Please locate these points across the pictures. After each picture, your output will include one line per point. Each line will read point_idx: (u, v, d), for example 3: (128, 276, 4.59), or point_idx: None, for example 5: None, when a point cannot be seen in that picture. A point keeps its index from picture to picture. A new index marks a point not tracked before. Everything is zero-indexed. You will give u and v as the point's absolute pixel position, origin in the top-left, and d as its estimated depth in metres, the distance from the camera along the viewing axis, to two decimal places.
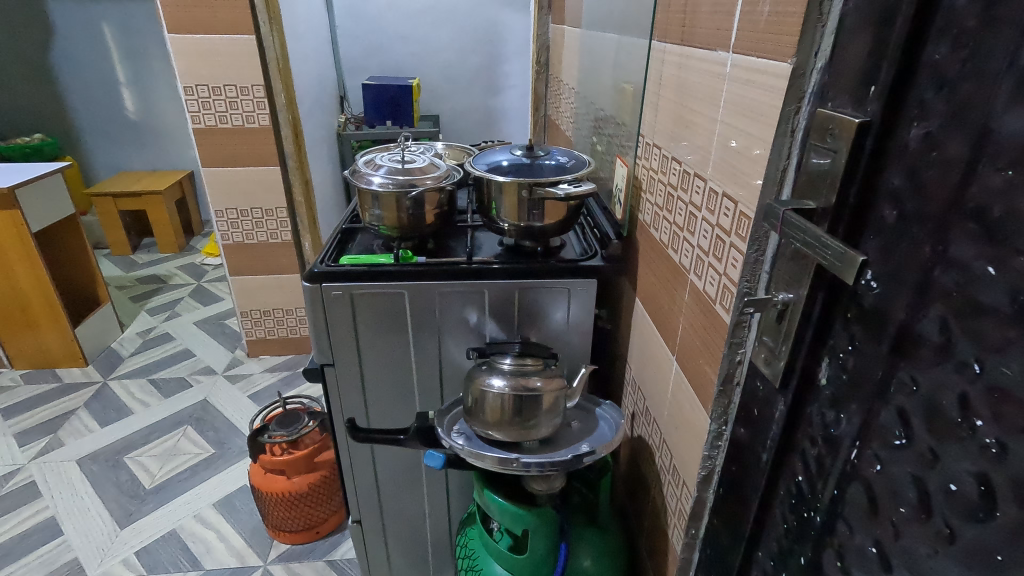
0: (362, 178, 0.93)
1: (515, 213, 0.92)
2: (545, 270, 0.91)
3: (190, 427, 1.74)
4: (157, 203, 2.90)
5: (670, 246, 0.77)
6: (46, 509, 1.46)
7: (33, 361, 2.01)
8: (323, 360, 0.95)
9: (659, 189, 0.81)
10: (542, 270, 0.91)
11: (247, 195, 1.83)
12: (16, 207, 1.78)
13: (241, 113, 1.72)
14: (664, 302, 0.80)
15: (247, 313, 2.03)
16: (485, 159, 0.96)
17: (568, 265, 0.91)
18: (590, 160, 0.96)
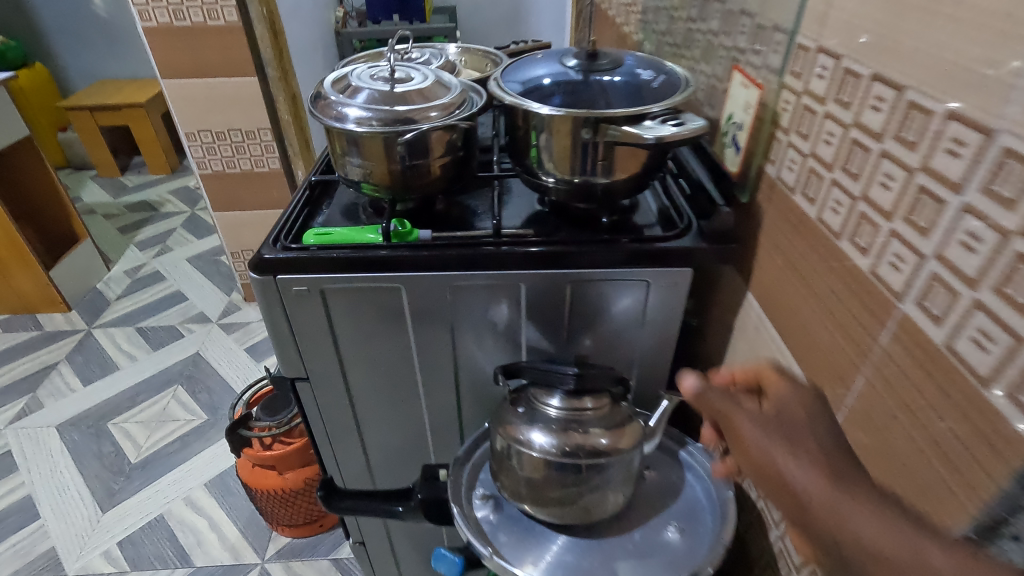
0: (330, 108, 0.60)
1: (569, 164, 0.59)
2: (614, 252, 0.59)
3: (181, 387, 1.55)
4: (141, 118, 2.58)
5: (844, 237, 0.44)
6: (22, 487, 1.30)
7: (11, 306, 1.82)
8: (292, 373, 0.67)
9: (828, 130, 0.46)
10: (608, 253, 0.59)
11: (223, 114, 1.50)
12: None
13: (201, 5, 1.33)
14: (815, 323, 0.48)
15: (239, 254, 1.77)
16: (520, 78, 0.63)
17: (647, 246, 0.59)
18: (688, 75, 0.60)
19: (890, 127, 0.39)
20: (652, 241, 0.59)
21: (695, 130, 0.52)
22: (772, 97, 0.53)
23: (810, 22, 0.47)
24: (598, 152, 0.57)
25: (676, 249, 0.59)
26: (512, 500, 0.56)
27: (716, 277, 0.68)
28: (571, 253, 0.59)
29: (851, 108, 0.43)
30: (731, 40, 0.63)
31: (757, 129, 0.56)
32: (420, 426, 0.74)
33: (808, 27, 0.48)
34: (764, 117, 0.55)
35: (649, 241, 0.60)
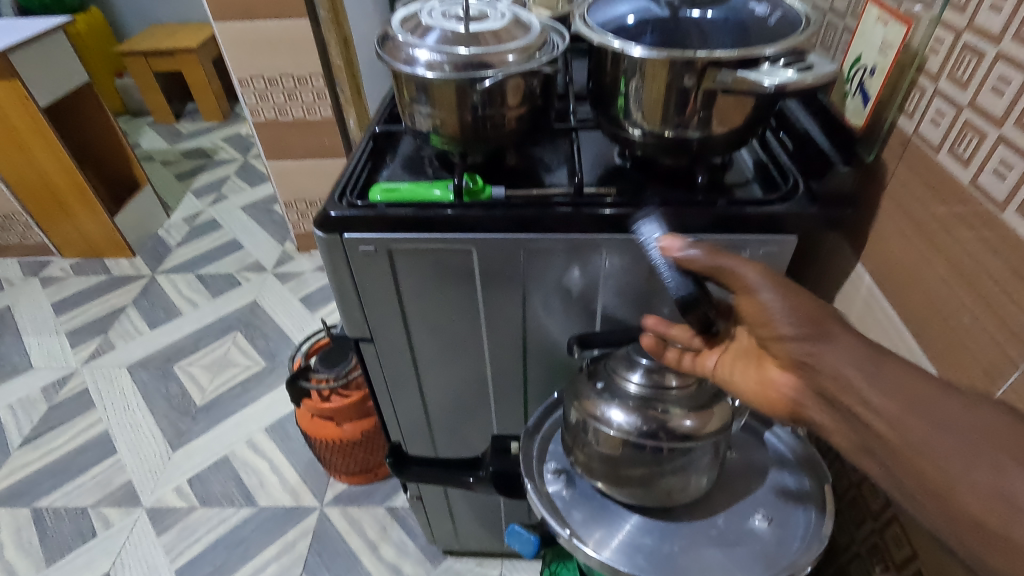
0: (399, 51, 0.54)
1: (661, 114, 0.52)
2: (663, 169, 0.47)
3: (240, 333, 1.59)
4: (193, 63, 2.57)
5: (1011, 208, 0.37)
6: (99, 423, 1.38)
7: (80, 250, 1.89)
8: (355, 334, 0.66)
9: (998, 75, 0.38)
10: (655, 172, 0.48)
11: (275, 59, 1.46)
12: (15, 77, 1.51)
13: None
14: (955, 304, 0.42)
15: (292, 204, 1.77)
16: (606, 14, 0.56)
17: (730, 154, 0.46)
18: (808, 12, 0.52)
19: None
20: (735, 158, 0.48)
21: (823, 77, 0.45)
22: (920, 38, 0.45)
23: None
24: (698, 101, 0.50)
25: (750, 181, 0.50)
26: (586, 477, 0.54)
27: (818, 242, 0.61)
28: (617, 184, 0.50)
29: None
30: None
31: (893, 75, 0.48)
32: (481, 387, 0.72)
33: None
34: (904, 61, 0.47)
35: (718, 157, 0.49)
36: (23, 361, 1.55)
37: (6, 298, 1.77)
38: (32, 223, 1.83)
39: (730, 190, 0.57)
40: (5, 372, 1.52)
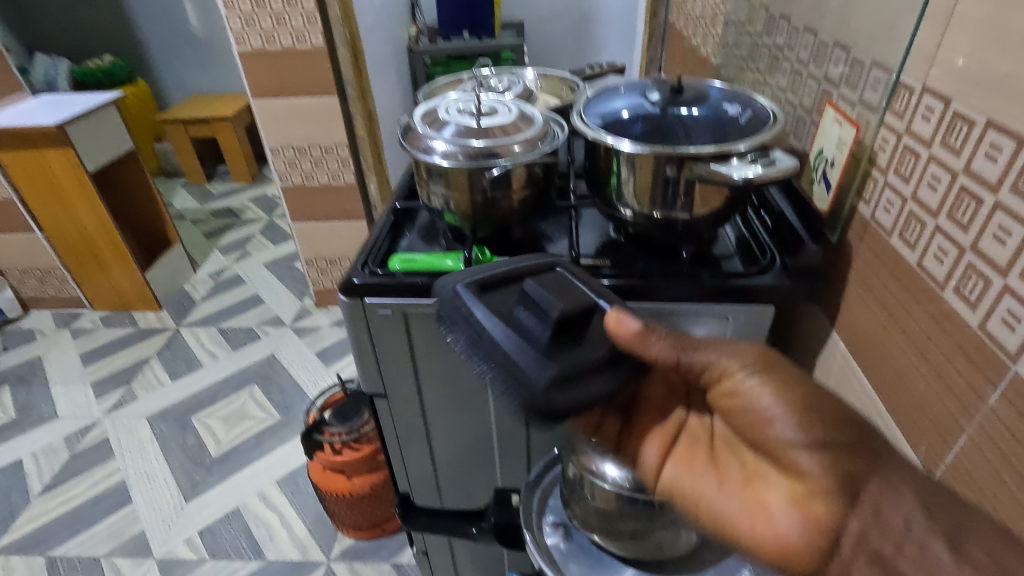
0: (420, 142, 0.63)
1: (648, 197, 0.59)
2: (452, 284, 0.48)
3: (257, 386, 1.64)
4: (227, 130, 2.76)
5: (950, 288, 0.42)
6: (117, 472, 1.42)
7: (111, 303, 1.99)
8: (371, 390, 0.71)
9: (932, 174, 0.44)
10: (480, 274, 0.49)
11: (305, 131, 1.58)
12: (68, 145, 1.64)
13: (291, 31, 1.40)
14: (912, 373, 0.46)
15: (313, 262, 1.86)
16: (600, 110, 0.64)
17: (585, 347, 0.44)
18: (776, 110, 0.60)
19: (1007, 179, 0.37)
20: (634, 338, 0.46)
21: (785, 172, 0.51)
22: (870, 137, 0.52)
23: (917, 62, 0.46)
24: (680, 187, 0.57)
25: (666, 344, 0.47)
26: (582, 529, 0.57)
27: (799, 311, 0.66)
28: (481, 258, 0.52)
29: (962, 155, 0.41)
30: (821, 72, 0.62)
31: (851, 167, 0.55)
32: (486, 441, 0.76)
33: (915, 67, 0.47)
34: (859, 156, 0.54)
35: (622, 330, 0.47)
36: (49, 410, 1.61)
37: (38, 348, 1.86)
38: (68, 276, 1.93)
39: (715, 263, 0.64)
40: (31, 421, 1.58)
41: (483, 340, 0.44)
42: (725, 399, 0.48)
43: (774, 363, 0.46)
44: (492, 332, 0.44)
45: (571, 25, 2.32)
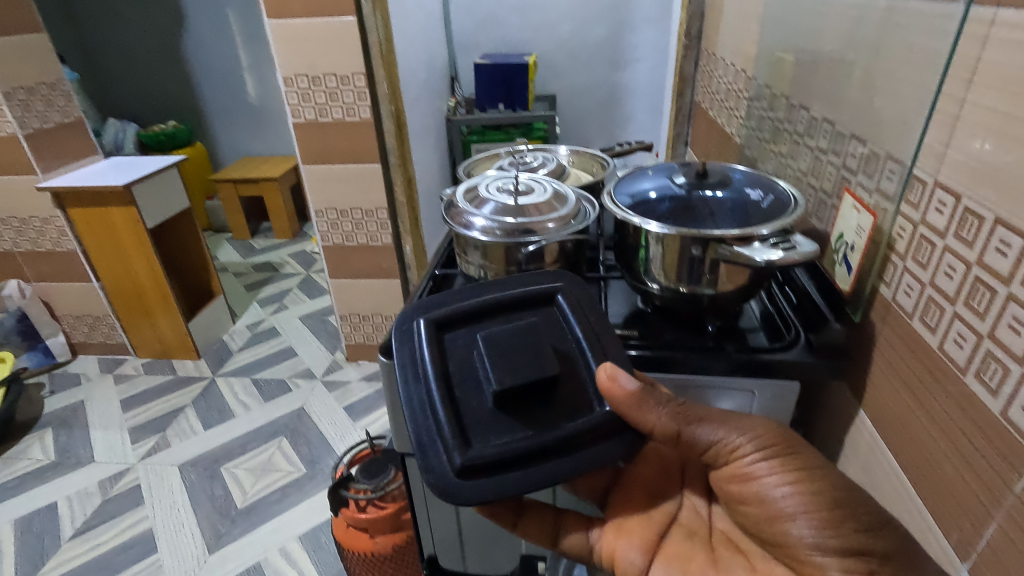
0: (460, 217, 0.68)
1: (674, 272, 0.62)
2: (421, 319, 0.55)
3: (285, 439, 1.67)
4: (273, 190, 2.92)
5: (970, 374, 0.44)
6: (145, 520, 1.44)
7: (154, 352, 2.08)
8: (402, 449, 0.73)
9: (948, 263, 0.47)
10: (450, 312, 0.55)
11: (348, 195, 1.67)
12: (132, 203, 1.77)
13: (342, 105, 1.51)
14: (938, 455, 0.47)
15: (347, 317, 1.92)
16: (628, 190, 0.69)
17: (510, 428, 0.49)
18: (797, 195, 0.63)
19: (1018, 274, 0.40)
20: (571, 430, 0.49)
21: (806, 256, 0.54)
22: (888, 224, 0.54)
23: (929, 158, 0.50)
24: (705, 266, 0.60)
25: (608, 435, 0.50)
26: None
27: (825, 388, 0.67)
28: (464, 289, 0.58)
29: (974, 247, 0.44)
30: (840, 160, 0.66)
31: (870, 250, 0.58)
32: None
33: (927, 162, 0.50)
34: (877, 240, 0.56)
35: (565, 420, 0.50)
36: (86, 454, 1.66)
37: (82, 392, 1.93)
38: (118, 325, 2.04)
39: (740, 336, 0.66)
40: (69, 464, 1.63)
41: (423, 389, 0.50)
42: (732, 482, 0.55)
43: (778, 448, 0.52)
44: (432, 382, 0.50)
45: (601, 99, 2.44)
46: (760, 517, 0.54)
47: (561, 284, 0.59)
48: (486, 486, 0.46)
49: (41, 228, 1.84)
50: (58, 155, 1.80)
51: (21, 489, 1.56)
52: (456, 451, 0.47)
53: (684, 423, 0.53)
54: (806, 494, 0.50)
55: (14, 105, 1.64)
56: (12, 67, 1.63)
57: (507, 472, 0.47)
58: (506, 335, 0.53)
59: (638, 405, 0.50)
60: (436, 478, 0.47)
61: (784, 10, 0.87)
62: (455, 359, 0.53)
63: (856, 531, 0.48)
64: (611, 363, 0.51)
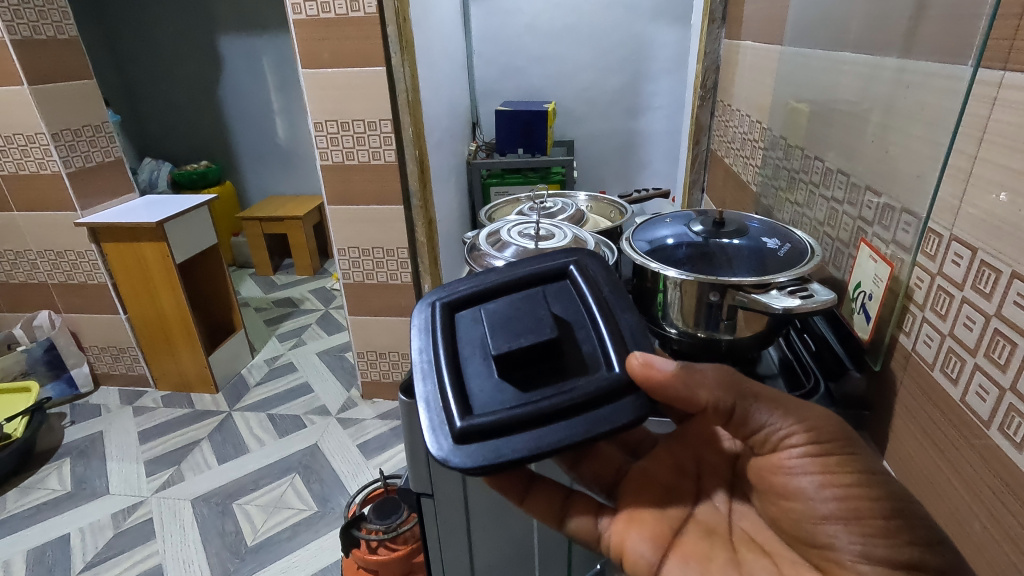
0: (482, 259, 0.70)
1: (692, 317, 0.63)
2: (432, 301, 0.55)
3: (298, 475, 1.67)
4: (297, 228, 3.00)
5: (994, 427, 0.43)
6: (155, 555, 1.43)
7: (174, 384, 2.10)
8: (419, 489, 0.73)
9: (966, 314, 0.47)
10: (459, 291, 0.55)
11: (369, 235, 1.71)
12: (163, 239, 1.82)
13: (368, 149, 1.57)
14: (967, 512, 0.46)
15: (363, 354, 1.93)
16: (646, 236, 0.71)
17: (513, 395, 0.48)
18: (813, 244, 0.65)
19: None
20: (574, 393, 0.47)
21: (824, 304, 0.55)
22: (904, 274, 0.55)
23: (943, 212, 0.51)
24: (723, 312, 0.61)
25: (613, 398, 0.48)
26: None
27: None
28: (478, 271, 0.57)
29: (992, 300, 0.45)
30: (856, 211, 0.68)
31: (888, 300, 0.58)
32: (527, 545, 0.77)
33: (941, 216, 0.51)
34: (895, 290, 0.57)
35: (570, 383, 0.48)
36: (102, 486, 1.67)
37: (102, 423, 1.96)
38: (141, 357, 2.08)
39: (758, 383, 0.67)
40: (84, 495, 1.64)
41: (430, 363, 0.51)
42: (773, 479, 0.50)
43: (834, 445, 0.47)
44: (439, 358, 0.51)
45: (618, 145, 2.51)
46: (796, 516, 0.49)
47: (573, 257, 0.57)
48: (484, 450, 0.45)
49: (75, 261, 1.91)
50: (97, 192, 1.88)
51: (36, 519, 1.56)
52: (457, 417, 0.46)
53: (741, 397, 0.49)
54: (860, 497, 0.45)
55: (60, 145, 1.73)
56: (61, 110, 1.73)
57: (506, 437, 0.45)
58: (512, 310, 0.52)
59: (681, 381, 0.48)
60: (437, 443, 0.46)
61: (796, 65, 0.90)
62: (463, 335, 0.53)
63: (910, 543, 0.43)
64: (645, 350, 0.49)
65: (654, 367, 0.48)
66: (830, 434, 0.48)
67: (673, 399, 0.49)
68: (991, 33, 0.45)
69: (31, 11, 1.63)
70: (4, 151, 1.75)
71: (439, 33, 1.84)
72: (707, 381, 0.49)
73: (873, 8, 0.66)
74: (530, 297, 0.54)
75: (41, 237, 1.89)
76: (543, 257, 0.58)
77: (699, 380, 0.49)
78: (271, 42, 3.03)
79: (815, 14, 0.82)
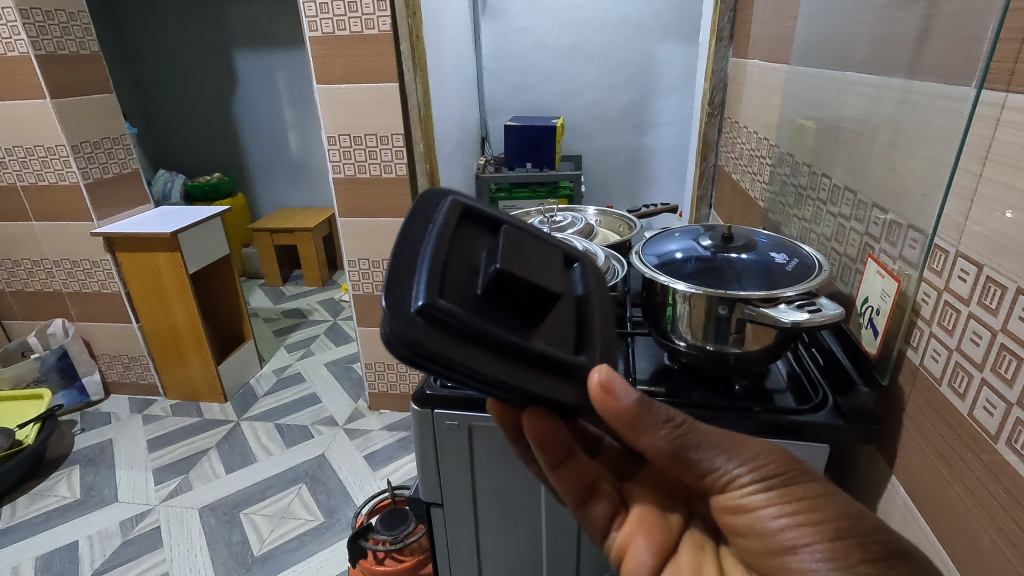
0: None
1: (701, 329, 0.64)
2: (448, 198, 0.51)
3: (305, 486, 1.67)
4: (307, 240, 3.02)
5: (1002, 442, 0.44)
6: (162, 563, 1.43)
7: (183, 393, 2.12)
8: (430, 499, 0.74)
9: (973, 329, 0.48)
10: (479, 210, 0.52)
11: (379, 247, 1.72)
12: (177, 250, 1.85)
13: (380, 162, 1.59)
14: (974, 525, 0.47)
15: (371, 364, 1.94)
16: (655, 249, 0.73)
17: (489, 314, 0.42)
18: (821, 259, 0.66)
19: None
20: (547, 350, 0.43)
21: (831, 318, 0.56)
22: (912, 289, 0.56)
23: (949, 229, 0.52)
24: (731, 326, 0.62)
25: (570, 377, 0.43)
26: None
27: (856, 452, 0.67)
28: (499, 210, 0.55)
29: (999, 315, 0.45)
30: (863, 227, 0.69)
31: (895, 315, 0.59)
32: (536, 560, 0.78)
33: (947, 232, 0.52)
34: (902, 305, 0.58)
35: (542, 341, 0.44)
36: (110, 494, 1.68)
37: (112, 431, 1.98)
38: (151, 365, 2.10)
39: (768, 397, 0.67)
40: (93, 502, 1.65)
41: (421, 242, 0.45)
42: (725, 510, 0.50)
43: (779, 475, 0.48)
44: (432, 242, 0.45)
45: (626, 160, 2.53)
46: (756, 549, 0.49)
47: (583, 253, 0.55)
48: (436, 339, 0.38)
49: (90, 270, 1.94)
50: (113, 203, 1.92)
51: (45, 526, 1.57)
52: (425, 293, 0.40)
53: (681, 448, 0.48)
54: (808, 524, 0.46)
55: (79, 157, 1.77)
56: (81, 123, 1.77)
57: (463, 343, 0.39)
58: (522, 245, 0.49)
59: (631, 415, 0.45)
60: (388, 307, 0.38)
61: (803, 84, 0.92)
62: (464, 242, 0.48)
63: (862, 561, 0.43)
64: (609, 368, 0.44)
65: (613, 392, 0.44)
66: (773, 466, 0.48)
67: (624, 427, 0.47)
68: (993, 56, 0.47)
69: (55, 27, 1.67)
70: (24, 163, 1.79)
71: (450, 50, 1.87)
72: (657, 430, 0.47)
73: (878, 31, 0.67)
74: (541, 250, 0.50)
75: (57, 247, 1.93)
76: (559, 229, 0.56)
77: (652, 420, 0.46)
78: (286, 58, 3.09)
79: (821, 34, 0.84)
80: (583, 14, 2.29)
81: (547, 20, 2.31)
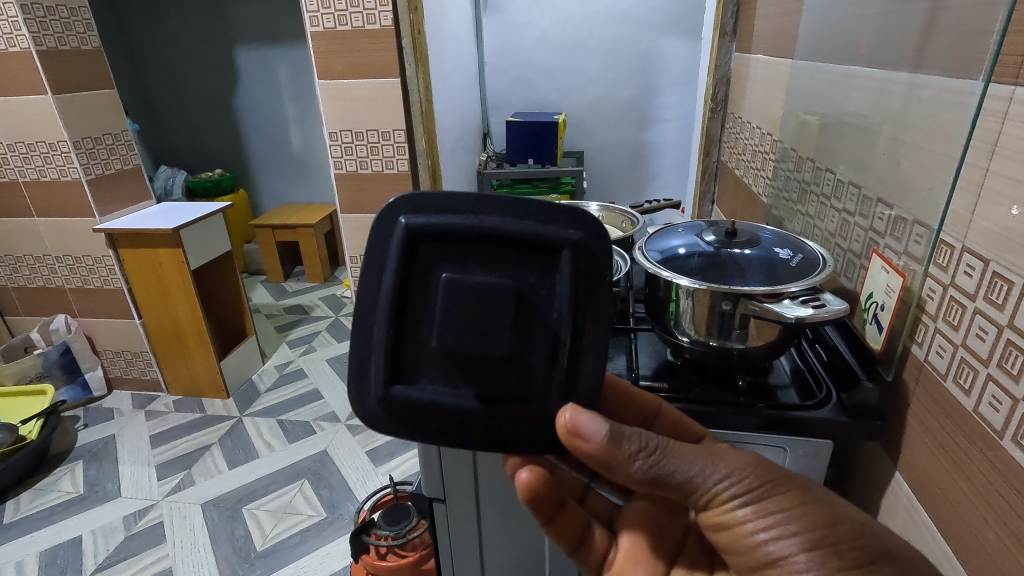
0: None
1: (704, 325, 0.64)
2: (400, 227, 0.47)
3: (307, 482, 1.67)
4: (308, 236, 3.02)
5: (1008, 437, 0.44)
6: (165, 558, 1.44)
7: (185, 389, 2.12)
8: (431, 494, 0.74)
9: (979, 325, 0.48)
10: (435, 229, 0.46)
11: None
12: (178, 246, 1.85)
13: (382, 158, 1.59)
14: (978, 521, 0.46)
15: None
16: (658, 244, 0.72)
17: (444, 383, 0.48)
18: (825, 255, 0.65)
19: None
20: (499, 412, 0.47)
21: (836, 313, 0.55)
22: (917, 285, 0.56)
23: (955, 223, 0.52)
24: (735, 321, 0.62)
25: (535, 422, 0.48)
26: None
27: (860, 448, 0.67)
28: (468, 199, 0.46)
29: (1005, 311, 0.45)
30: (867, 222, 0.68)
31: (900, 311, 0.59)
32: (538, 557, 0.78)
33: (953, 227, 0.52)
34: (907, 301, 0.57)
35: (498, 399, 0.47)
36: (113, 489, 1.68)
37: (115, 427, 1.98)
38: (154, 361, 2.10)
39: (771, 392, 0.67)
40: (96, 497, 1.65)
41: (375, 302, 0.48)
42: (710, 526, 0.50)
43: (763, 490, 0.48)
44: (384, 310, 0.47)
45: (628, 156, 2.52)
46: (742, 564, 0.50)
47: (575, 236, 0.46)
48: (400, 422, 0.49)
49: (92, 266, 1.94)
50: (115, 199, 1.92)
51: (49, 521, 1.58)
52: (378, 383, 0.48)
53: (659, 472, 0.47)
54: (786, 536, 0.46)
55: (81, 153, 1.77)
56: (83, 119, 1.77)
57: (423, 419, 0.48)
58: (476, 287, 0.45)
59: (605, 452, 0.45)
60: (360, 397, 0.49)
61: (807, 78, 0.91)
62: (424, 277, 0.47)
63: (839, 569, 0.44)
64: (575, 407, 0.46)
65: (581, 437, 0.45)
66: (755, 482, 0.48)
67: (599, 466, 0.47)
68: (1001, 49, 0.46)
69: (56, 22, 1.67)
70: (26, 159, 1.79)
71: (452, 45, 1.87)
72: (631, 462, 0.46)
73: (883, 25, 0.67)
74: (501, 279, 0.45)
75: (60, 243, 1.93)
76: (547, 209, 0.46)
77: (624, 453, 0.45)
78: (287, 54, 3.08)
79: (826, 28, 0.83)
80: (585, 9, 2.28)
81: (549, 15, 2.30)
